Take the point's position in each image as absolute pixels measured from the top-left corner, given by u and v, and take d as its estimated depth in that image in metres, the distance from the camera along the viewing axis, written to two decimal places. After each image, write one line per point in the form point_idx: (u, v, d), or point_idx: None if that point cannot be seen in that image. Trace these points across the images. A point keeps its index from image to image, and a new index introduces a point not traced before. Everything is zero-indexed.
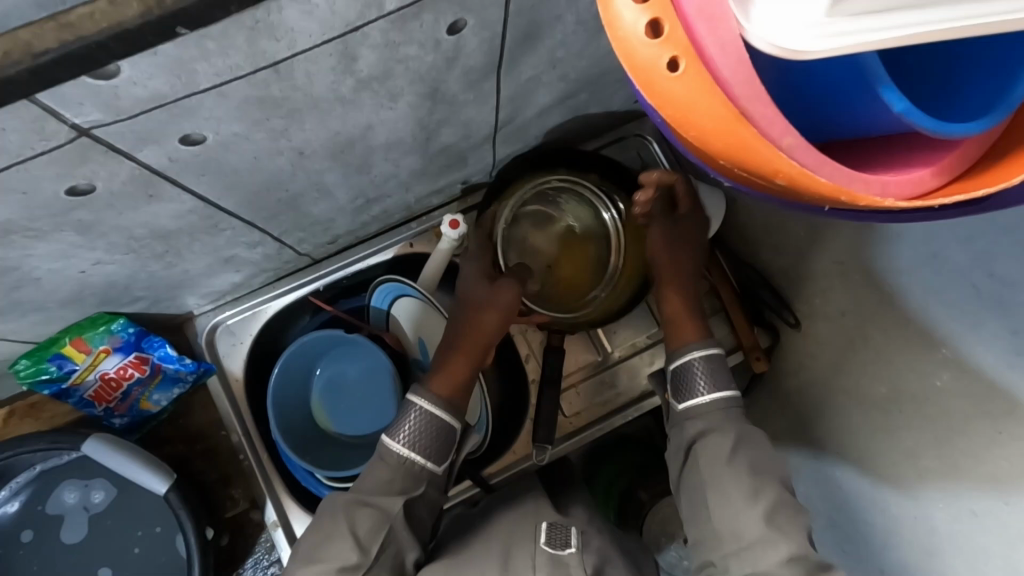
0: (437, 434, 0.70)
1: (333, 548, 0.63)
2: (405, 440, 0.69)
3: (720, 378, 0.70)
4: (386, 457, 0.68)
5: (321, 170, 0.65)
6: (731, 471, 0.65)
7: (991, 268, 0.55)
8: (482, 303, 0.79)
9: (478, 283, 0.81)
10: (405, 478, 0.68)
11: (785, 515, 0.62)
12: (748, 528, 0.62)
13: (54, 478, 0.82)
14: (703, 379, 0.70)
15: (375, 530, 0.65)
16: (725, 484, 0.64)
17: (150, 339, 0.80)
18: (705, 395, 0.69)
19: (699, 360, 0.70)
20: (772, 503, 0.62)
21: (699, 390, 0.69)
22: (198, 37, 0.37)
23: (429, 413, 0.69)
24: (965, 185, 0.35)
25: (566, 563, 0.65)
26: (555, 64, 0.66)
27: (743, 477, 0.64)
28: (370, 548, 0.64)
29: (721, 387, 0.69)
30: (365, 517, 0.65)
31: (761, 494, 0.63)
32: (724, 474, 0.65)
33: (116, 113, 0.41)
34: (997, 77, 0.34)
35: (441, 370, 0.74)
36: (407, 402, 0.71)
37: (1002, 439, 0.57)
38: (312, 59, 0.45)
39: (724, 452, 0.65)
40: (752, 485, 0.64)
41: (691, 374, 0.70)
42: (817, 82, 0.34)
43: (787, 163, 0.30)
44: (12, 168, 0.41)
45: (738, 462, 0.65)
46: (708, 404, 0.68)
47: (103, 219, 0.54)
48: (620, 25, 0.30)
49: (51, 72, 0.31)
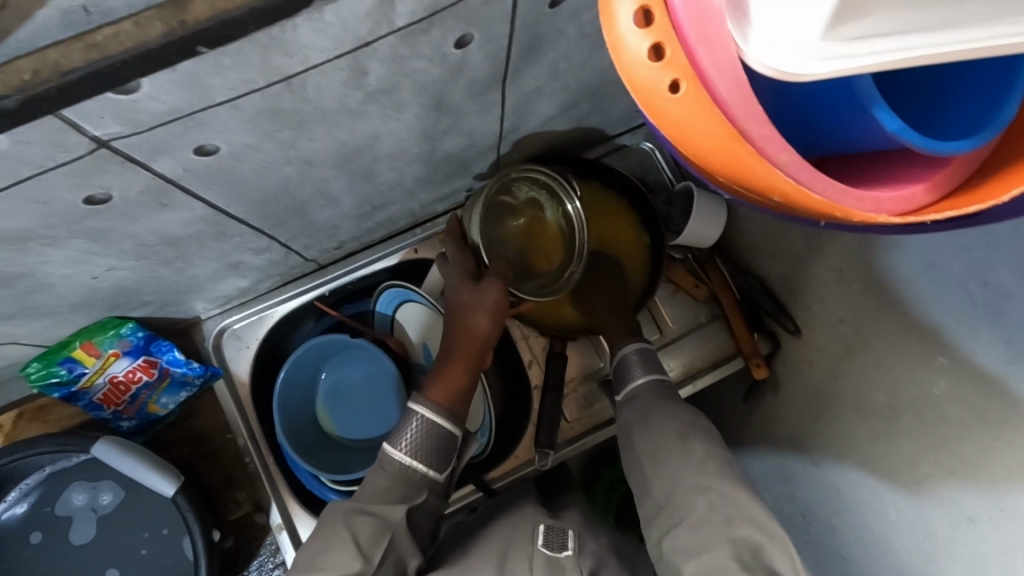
0: (438, 441, 0.71)
1: (334, 557, 0.62)
2: (407, 448, 0.70)
3: (652, 362, 0.76)
4: (386, 465, 0.69)
5: (328, 179, 0.66)
6: (660, 437, 0.70)
7: (986, 277, 0.56)
8: (468, 308, 0.79)
9: (463, 288, 0.81)
10: (406, 485, 0.69)
11: (713, 466, 0.67)
12: (677, 486, 0.66)
13: (61, 480, 0.83)
14: (637, 366, 0.76)
15: (377, 539, 0.64)
16: (657, 448, 0.69)
17: (159, 343, 0.81)
18: (639, 379, 0.76)
19: (632, 350, 0.77)
20: (699, 459, 0.68)
21: (635, 378, 0.76)
22: (215, 54, 0.38)
23: (430, 422, 0.71)
24: (957, 202, 0.36)
25: (562, 566, 0.67)
26: (558, 76, 0.68)
27: (670, 438, 0.70)
28: (372, 556, 0.63)
29: (654, 372, 0.76)
30: (366, 525, 0.65)
31: (691, 453, 0.68)
32: (654, 440, 0.70)
33: (134, 126, 0.42)
34: (987, 95, 0.35)
35: (439, 379, 0.75)
36: (408, 410, 0.72)
37: (999, 447, 0.58)
38: (323, 73, 0.46)
39: (650, 420, 0.71)
40: (681, 444, 0.69)
41: (627, 365, 0.77)
42: (813, 102, 0.36)
43: (783, 180, 0.31)
44: (32, 178, 0.42)
45: (666, 425, 0.71)
46: (642, 387, 0.75)
47: (116, 226, 0.55)
48: (623, 49, 0.32)
49: (77, 90, 0.33)
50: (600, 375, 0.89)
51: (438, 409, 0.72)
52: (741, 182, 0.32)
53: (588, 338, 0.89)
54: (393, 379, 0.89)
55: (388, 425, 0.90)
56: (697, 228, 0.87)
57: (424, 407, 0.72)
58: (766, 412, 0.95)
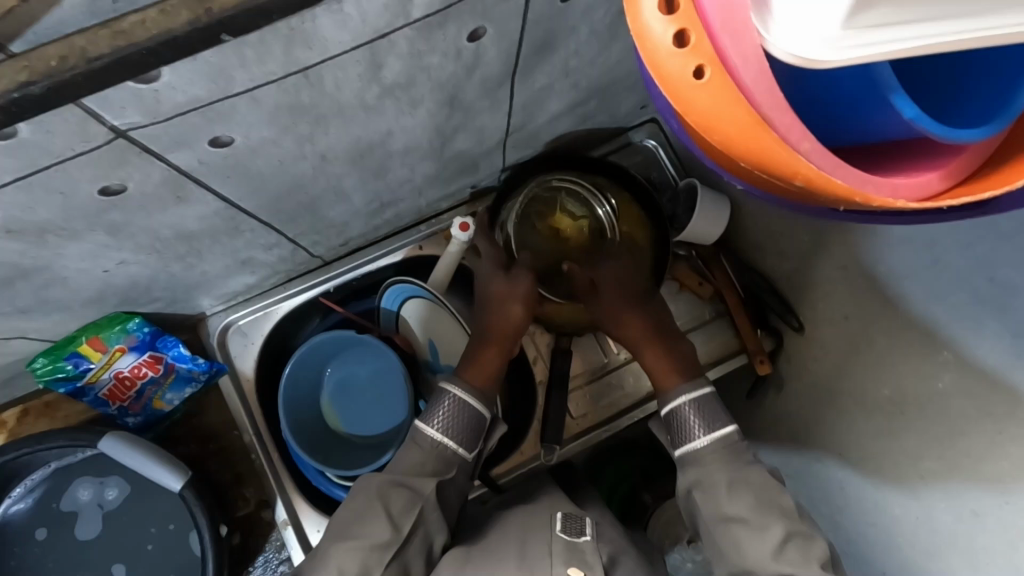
0: (469, 421, 0.73)
1: (368, 526, 0.64)
2: (439, 425, 0.71)
3: (713, 418, 0.72)
4: (420, 441, 0.71)
5: (340, 174, 0.66)
6: (733, 512, 0.66)
7: (992, 273, 0.56)
8: (504, 296, 0.81)
9: (496, 275, 0.82)
10: (437, 460, 0.70)
11: (796, 546, 0.64)
12: (761, 566, 0.63)
13: (69, 476, 0.83)
14: (698, 423, 0.72)
15: (407, 510, 0.66)
16: (733, 526, 0.66)
17: (165, 339, 0.81)
18: (701, 438, 0.71)
19: (688, 404, 0.73)
20: (782, 538, 0.64)
21: (696, 436, 0.71)
22: (238, 45, 0.38)
23: (463, 401, 0.73)
24: (971, 189, 0.36)
25: (581, 549, 0.67)
26: (568, 72, 0.68)
27: (747, 516, 0.66)
28: (402, 526, 0.64)
29: (713, 429, 0.71)
30: (398, 496, 0.66)
31: (767, 530, 0.64)
32: (729, 516, 0.66)
33: (153, 116, 0.42)
34: (998, 86, 0.36)
35: (473, 361, 0.77)
36: (441, 389, 0.74)
37: (1002, 439, 0.59)
38: (341, 66, 0.46)
39: (719, 494, 0.68)
40: (757, 521, 0.65)
41: (684, 420, 0.73)
42: (830, 90, 0.36)
43: (807, 165, 0.31)
44: (52, 168, 0.43)
45: (737, 499, 0.67)
46: (701, 449, 0.70)
47: (132, 220, 0.55)
48: (649, 36, 0.32)
49: (104, 77, 0.33)
50: (605, 370, 0.89)
51: (472, 391, 0.74)
52: (766, 167, 0.32)
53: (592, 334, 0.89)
54: (400, 375, 0.88)
55: (393, 422, 0.90)
56: (701, 225, 0.88)
57: (457, 387, 0.73)
58: (770, 411, 0.95)
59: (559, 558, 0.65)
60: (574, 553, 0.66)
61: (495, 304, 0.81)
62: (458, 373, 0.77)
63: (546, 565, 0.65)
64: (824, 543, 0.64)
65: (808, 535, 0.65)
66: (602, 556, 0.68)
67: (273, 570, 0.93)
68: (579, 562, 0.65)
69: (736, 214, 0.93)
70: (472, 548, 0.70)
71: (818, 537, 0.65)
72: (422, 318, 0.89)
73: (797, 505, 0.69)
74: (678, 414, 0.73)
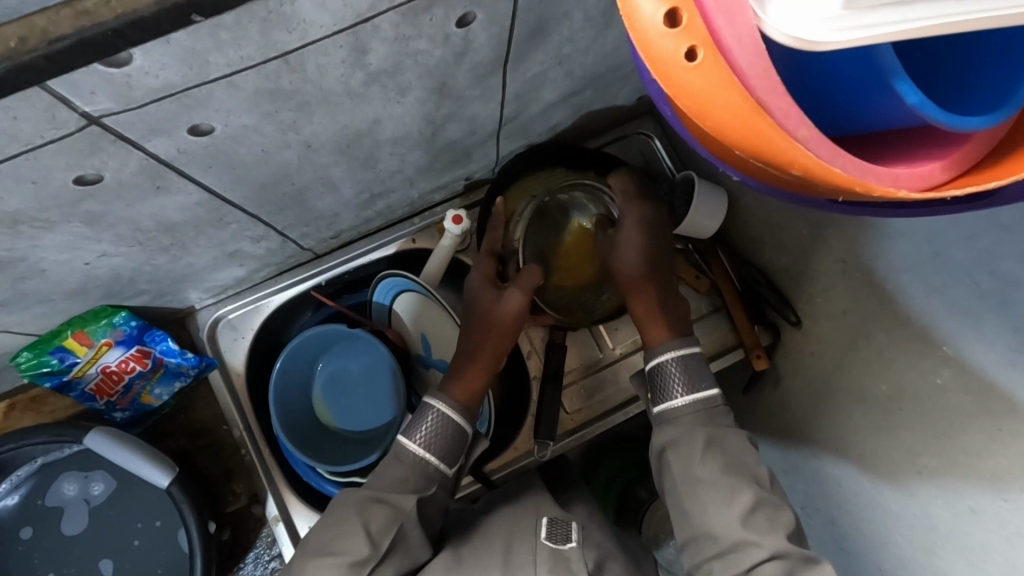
0: (453, 437, 0.71)
1: (347, 541, 0.63)
2: (422, 440, 0.70)
3: (697, 378, 0.70)
4: (402, 457, 0.70)
5: (328, 164, 0.65)
6: (705, 475, 0.66)
7: (994, 267, 0.54)
8: (491, 314, 0.78)
9: (487, 292, 0.80)
10: (420, 477, 0.69)
11: (763, 514, 0.64)
12: (726, 531, 0.64)
13: (53, 471, 0.82)
14: (679, 382, 0.70)
15: (387, 528, 0.64)
16: (703, 490, 0.66)
17: (153, 333, 0.79)
18: (680, 398, 0.70)
19: (673, 361, 0.71)
20: (749, 505, 0.64)
21: (675, 395, 0.70)
22: (211, 27, 0.37)
23: (447, 415, 0.71)
24: (975, 179, 0.35)
25: (567, 557, 0.67)
26: (562, 61, 0.66)
27: (718, 480, 0.66)
28: (381, 541, 0.64)
29: (696, 390, 0.70)
30: (378, 513, 0.65)
31: (737, 495, 0.65)
32: (701, 478, 0.66)
33: (126, 102, 0.41)
34: (1003, 71, 0.35)
35: (459, 378, 0.75)
36: (424, 404, 0.73)
37: (1002, 437, 0.58)
38: (323, 50, 0.45)
39: (693, 456, 0.67)
40: (728, 486, 0.65)
41: (666, 377, 0.71)
42: (830, 73, 0.35)
43: (804, 154, 0.30)
44: (21, 156, 0.41)
45: (710, 462, 0.66)
46: (684, 407, 0.69)
47: (111, 210, 0.54)
48: (638, 17, 0.31)
49: (67, 58, 0.32)
50: (600, 365, 0.88)
51: (457, 407, 0.72)
52: (760, 155, 0.31)
53: (588, 329, 0.88)
54: (389, 369, 0.86)
55: (383, 417, 0.89)
56: (700, 219, 0.84)
57: (439, 402, 0.72)
58: (767, 404, 0.94)
59: (544, 566, 0.66)
60: (559, 562, 0.66)
61: (479, 324, 0.79)
62: (445, 388, 0.75)
63: (530, 569, 0.66)
64: (789, 513, 0.65)
65: (775, 504, 0.66)
66: (588, 561, 0.68)
67: (263, 565, 0.93)
68: (564, 570, 0.65)
69: (733, 206, 0.92)
70: (461, 555, 0.70)
71: (781, 502, 0.66)
72: (414, 313, 0.87)
73: (769, 472, 0.69)
74: (661, 371, 0.71)
